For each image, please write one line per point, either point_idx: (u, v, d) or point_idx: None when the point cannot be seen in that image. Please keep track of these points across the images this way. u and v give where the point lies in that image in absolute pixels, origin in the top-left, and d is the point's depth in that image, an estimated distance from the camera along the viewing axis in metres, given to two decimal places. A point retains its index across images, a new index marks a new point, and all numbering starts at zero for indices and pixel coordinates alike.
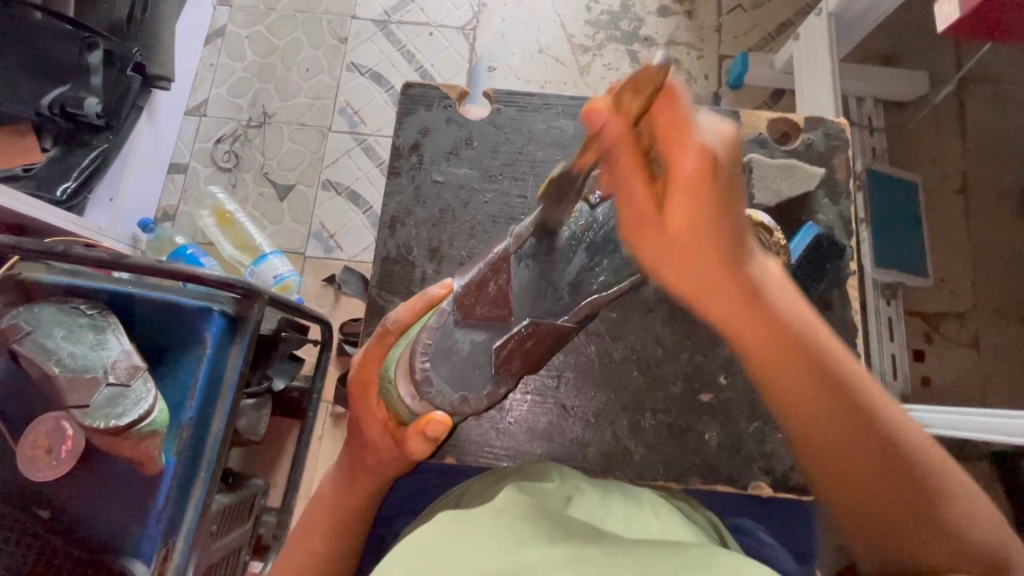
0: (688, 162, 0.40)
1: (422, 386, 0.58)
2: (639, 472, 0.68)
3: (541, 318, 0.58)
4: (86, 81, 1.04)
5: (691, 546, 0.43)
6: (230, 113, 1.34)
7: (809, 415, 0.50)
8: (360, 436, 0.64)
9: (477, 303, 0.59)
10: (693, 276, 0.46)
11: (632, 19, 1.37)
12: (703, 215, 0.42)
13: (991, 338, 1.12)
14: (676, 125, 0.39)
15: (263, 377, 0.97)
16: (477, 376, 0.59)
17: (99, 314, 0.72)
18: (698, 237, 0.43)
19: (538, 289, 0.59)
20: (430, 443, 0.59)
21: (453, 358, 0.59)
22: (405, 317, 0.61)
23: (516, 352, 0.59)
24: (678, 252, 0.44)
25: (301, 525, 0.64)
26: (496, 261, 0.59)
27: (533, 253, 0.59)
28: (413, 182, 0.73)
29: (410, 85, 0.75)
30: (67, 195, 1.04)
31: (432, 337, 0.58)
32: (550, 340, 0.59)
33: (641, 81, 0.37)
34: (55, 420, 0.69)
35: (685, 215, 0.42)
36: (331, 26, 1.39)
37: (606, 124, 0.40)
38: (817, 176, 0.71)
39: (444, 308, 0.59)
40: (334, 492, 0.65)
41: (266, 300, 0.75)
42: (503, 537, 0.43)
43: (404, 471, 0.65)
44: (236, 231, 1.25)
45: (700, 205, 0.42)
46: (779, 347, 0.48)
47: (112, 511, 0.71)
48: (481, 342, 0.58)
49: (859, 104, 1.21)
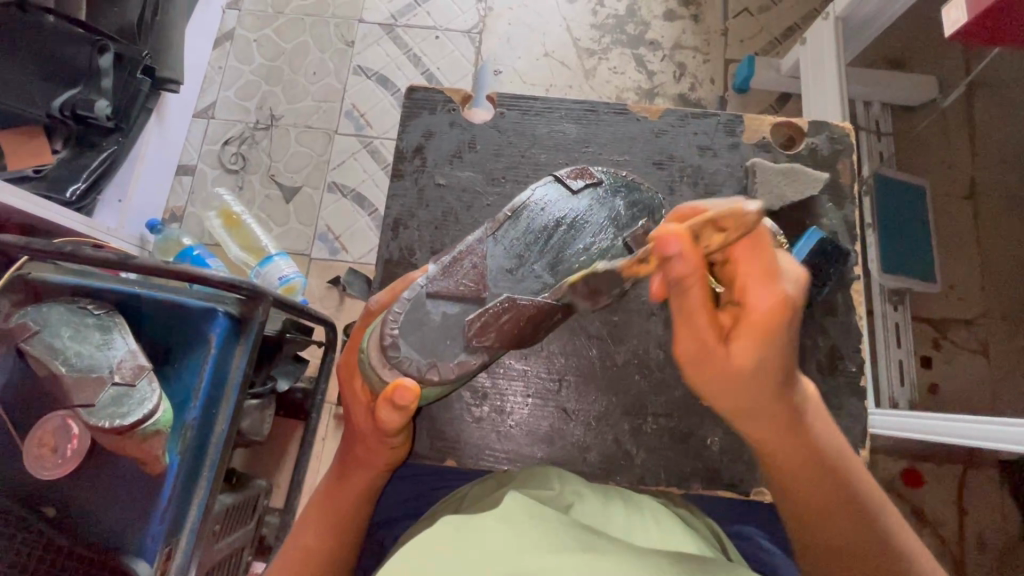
0: (759, 303, 0.46)
1: (390, 354, 0.58)
2: (640, 476, 0.67)
3: (519, 295, 0.61)
4: (97, 84, 1.06)
5: (692, 558, 0.44)
6: (238, 116, 1.35)
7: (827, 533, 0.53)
8: (352, 429, 0.64)
9: (449, 279, 0.61)
10: (739, 398, 0.50)
11: (637, 23, 1.37)
12: (765, 348, 0.47)
13: (999, 345, 1.11)
14: (756, 262, 0.46)
15: (267, 378, 0.98)
16: (448, 347, 0.60)
17: (106, 314, 0.73)
18: (757, 366, 0.48)
19: (509, 267, 0.63)
20: (400, 412, 0.57)
21: (424, 328, 0.60)
22: (384, 298, 0.64)
23: (490, 326, 0.60)
24: (738, 378, 0.49)
25: (299, 523, 0.64)
26: (473, 243, 0.63)
27: (506, 234, 0.64)
28: (416, 184, 0.73)
29: (414, 89, 0.75)
30: (77, 196, 1.05)
31: (402, 309, 0.60)
32: (529, 317, 0.61)
33: (730, 221, 0.43)
34: (62, 419, 0.70)
35: (747, 349, 0.47)
36: (338, 30, 1.40)
37: (681, 254, 0.45)
38: (822, 181, 0.71)
39: (418, 283, 0.61)
40: (332, 494, 0.64)
41: (271, 302, 0.76)
42: (502, 544, 0.43)
43: (395, 458, 0.65)
44: (243, 233, 1.27)
45: (763, 345, 0.47)
46: (807, 467, 0.53)
47: (118, 510, 0.71)
48: (453, 314, 0.60)
49: (866, 108, 1.20)
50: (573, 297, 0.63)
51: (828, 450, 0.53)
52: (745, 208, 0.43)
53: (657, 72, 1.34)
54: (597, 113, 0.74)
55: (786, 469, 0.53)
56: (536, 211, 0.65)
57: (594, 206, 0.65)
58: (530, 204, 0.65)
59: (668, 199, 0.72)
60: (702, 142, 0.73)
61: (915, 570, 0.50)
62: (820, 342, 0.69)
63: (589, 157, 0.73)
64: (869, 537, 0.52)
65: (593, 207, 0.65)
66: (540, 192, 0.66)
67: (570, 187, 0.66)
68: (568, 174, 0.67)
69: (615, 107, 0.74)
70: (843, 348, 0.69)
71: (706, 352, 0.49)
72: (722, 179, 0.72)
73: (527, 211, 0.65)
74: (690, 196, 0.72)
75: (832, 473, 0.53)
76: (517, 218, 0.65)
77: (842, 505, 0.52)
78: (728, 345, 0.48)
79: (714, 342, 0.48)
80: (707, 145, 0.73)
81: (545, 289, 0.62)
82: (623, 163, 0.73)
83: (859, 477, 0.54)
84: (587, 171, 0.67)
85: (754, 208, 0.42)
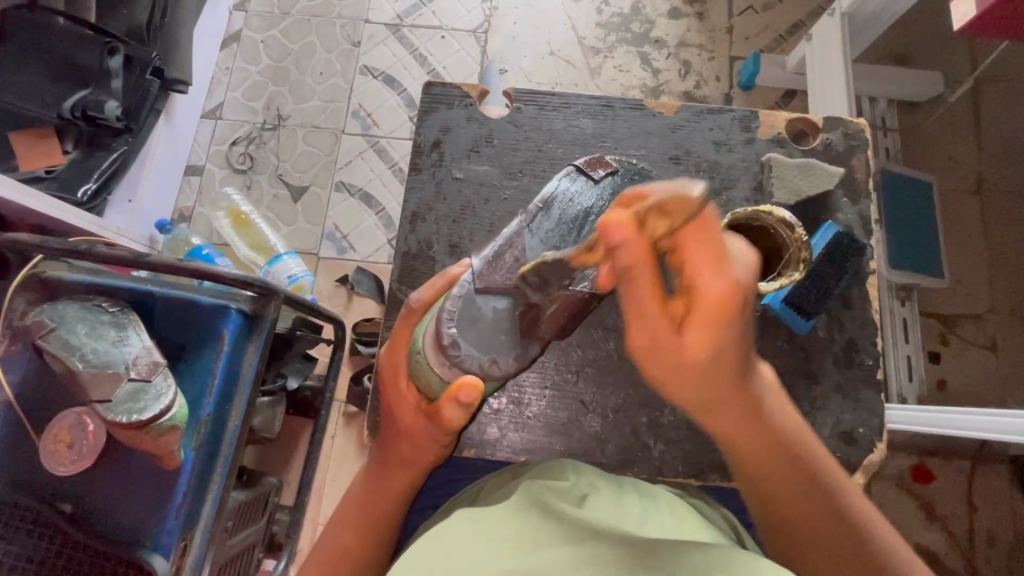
0: (712, 290, 0.45)
1: (450, 353, 0.60)
2: (657, 467, 0.68)
3: (562, 286, 0.63)
4: (107, 84, 1.07)
5: (711, 547, 0.44)
6: (247, 116, 1.36)
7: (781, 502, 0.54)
8: (395, 426, 0.64)
9: (495, 274, 0.62)
10: (700, 380, 0.52)
11: (642, 22, 1.38)
12: (716, 333, 0.48)
13: (1008, 341, 1.11)
14: (695, 256, 0.44)
15: (278, 375, 0.98)
16: (503, 342, 0.62)
17: (120, 312, 0.73)
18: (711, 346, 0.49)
19: (551, 259, 0.63)
20: (465, 408, 0.58)
21: (478, 324, 0.61)
22: (427, 295, 0.62)
23: (539, 319, 0.63)
24: (690, 360, 0.50)
25: (334, 521, 0.65)
26: (511, 236, 0.64)
27: (541, 225, 0.64)
28: (434, 178, 0.73)
29: (431, 84, 0.76)
30: (88, 196, 1.06)
31: (455, 306, 0.61)
32: (573, 307, 0.63)
33: (675, 205, 0.42)
34: (77, 417, 0.70)
35: (699, 332, 0.48)
36: (345, 30, 1.41)
37: (625, 242, 0.44)
38: (838, 176, 0.72)
39: (465, 281, 0.62)
40: (365, 491, 0.65)
41: (282, 299, 0.76)
42: (518, 543, 0.43)
43: (440, 456, 0.65)
44: (251, 232, 1.27)
45: (713, 330, 0.48)
46: (752, 440, 0.55)
47: (134, 505, 0.72)
48: (503, 309, 0.62)
49: (873, 104, 1.20)
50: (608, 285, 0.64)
51: (785, 427, 0.55)
52: (691, 190, 0.41)
53: (662, 70, 1.35)
54: (612, 108, 0.75)
55: (742, 447, 0.55)
56: (565, 204, 0.65)
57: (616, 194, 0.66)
58: (559, 196, 0.66)
59: None
60: (717, 137, 0.73)
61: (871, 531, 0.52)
62: (835, 334, 0.69)
63: (605, 152, 0.73)
64: (823, 500, 0.53)
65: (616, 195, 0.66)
66: (566, 183, 0.67)
67: (592, 178, 0.67)
68: (587, 164, 0.68)
69: (630, 102, 0.75)
70: (858, 341, 0.69)
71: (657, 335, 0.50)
72: (737, 173, 0.72)
73: (556, 204, 0.66)
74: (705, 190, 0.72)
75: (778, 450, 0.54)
76: (548, 211, 0.66)
77: (805, 480, 0.54)
78: (681, 330, 0.49)
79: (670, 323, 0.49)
80: (722, 140, 0.73)
81: (585, 279, 0.63)
82: (639, 157, 0.73)
83: (814, 445, 0.56)
84: (604, 160, 0.68)
85: (701, 190, 0.41)
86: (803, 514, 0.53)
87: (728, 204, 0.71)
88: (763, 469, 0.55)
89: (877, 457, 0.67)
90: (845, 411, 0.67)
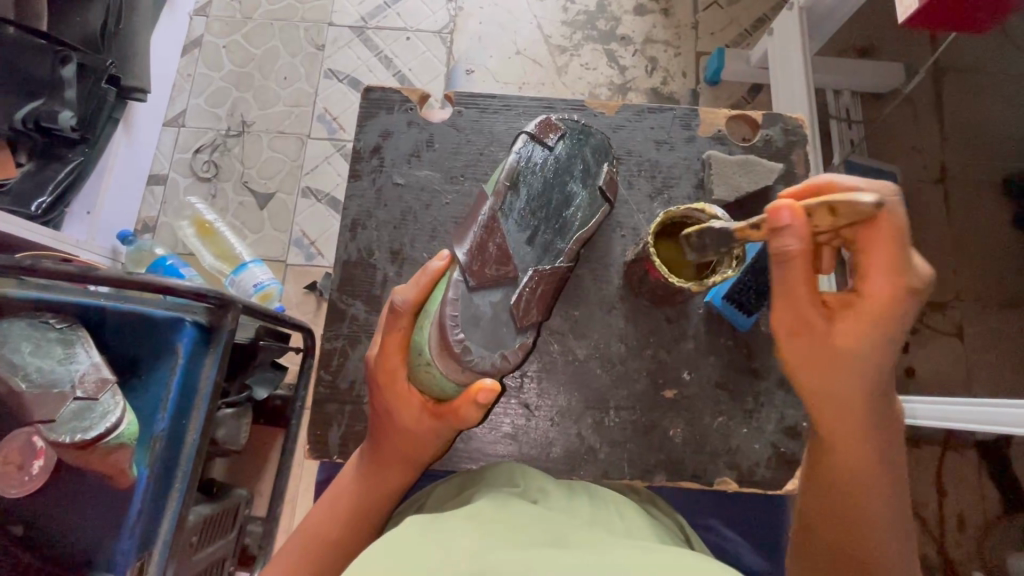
0: (875, 280, 0.47)
1: (463, 359, 0.57)
2: (604, 470, 0.67)
3: (543, 267, 0.63)
4: (61, 94, 1.03)
5: (658, 548, 0.45)
6: (209, 122, 1.34)
7: (867, 527, 0.53)
8: (393, 427, 0.60)
9: (484, 267, 0.59)
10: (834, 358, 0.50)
11: (609, 19, 1.38)
12: (873, 332, 0.48)
13: (974, 328, 1.12)
14: (879, 251, 0.46)
15: (242, 386, 0.98)
16: (507, 333, 0.60)
17: (69, 328, 0.72)
18: (862, 334, 0.49)
19: (528, 240, 0.63)
20: (483, 410, 0.57)
21: (481, 323, 0.58)
22: (413, 295, 0.57)
23: (532, 303, 0.61)
24: (842, 359, 0.50)
25: (305, 516, 0.63)
26: (488, 223, 0.61)
27: (514, 207, 0.63)
28: (374, 184, 0.73)
29: (371, 89, 0.75)
30: (42, 210, 1.02)
31: (456, 309, 0.57)
32: (555, 282, 0.64)
33: (845, 208, 0.43)
34: (25, 438, 0.67)
35: (854, 329, 0.49)
36: (308, 34, 1.39)
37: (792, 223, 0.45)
38: (776, 171, 0.71)
39: (457, 280, 0.58)
40: (346, 485, 0.62)
41: (240, 309, 0.75)
42: (472, 543, 0.42)
43: (439, 453, 0.64)
44: (216, 241, 1.25)
45: (865, 324, 0.48)
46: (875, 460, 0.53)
47: (87, 526, 0.70)
48: (499, 301, 0.60)
49: (836, 96, 1.24)
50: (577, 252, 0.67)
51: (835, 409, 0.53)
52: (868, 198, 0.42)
53: (629, 68, 1.34)
54: (554, 109, 0.75)
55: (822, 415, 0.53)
56: (531, 179, 0.64)
57: (570, 156, 0.67)
58: (524, 171, 0.64)
59: (625, 193, 0.72)
60: (658, 136, 0.73)
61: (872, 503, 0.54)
62: None
63: None
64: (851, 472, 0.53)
65: (571, 161, 0.66)
66: (526, 156, 0.64)
67: (546, 145, 0.66)
68: (538, 130, 0.66)
69: (572, 103, 0.75)
70: None
71: (806, 325, 0.50)
72: (678, 172, 0.72)
73: (523, 180, 0.64)
74: (646, 190, 0.72)
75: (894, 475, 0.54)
76: (517, 189, 0.64)
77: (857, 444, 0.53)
78: (832, 323, 0.50)
79: (810, 314, 0.49)
80: (664, 139, 0.73)
81: (561, 252, 0.64)
82: None
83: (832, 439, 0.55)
84: (553, 122, 0.67)
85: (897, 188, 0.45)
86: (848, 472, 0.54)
87: (669, 203, 0.72)
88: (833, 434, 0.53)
89: None
90: (790, 406, 0.68)
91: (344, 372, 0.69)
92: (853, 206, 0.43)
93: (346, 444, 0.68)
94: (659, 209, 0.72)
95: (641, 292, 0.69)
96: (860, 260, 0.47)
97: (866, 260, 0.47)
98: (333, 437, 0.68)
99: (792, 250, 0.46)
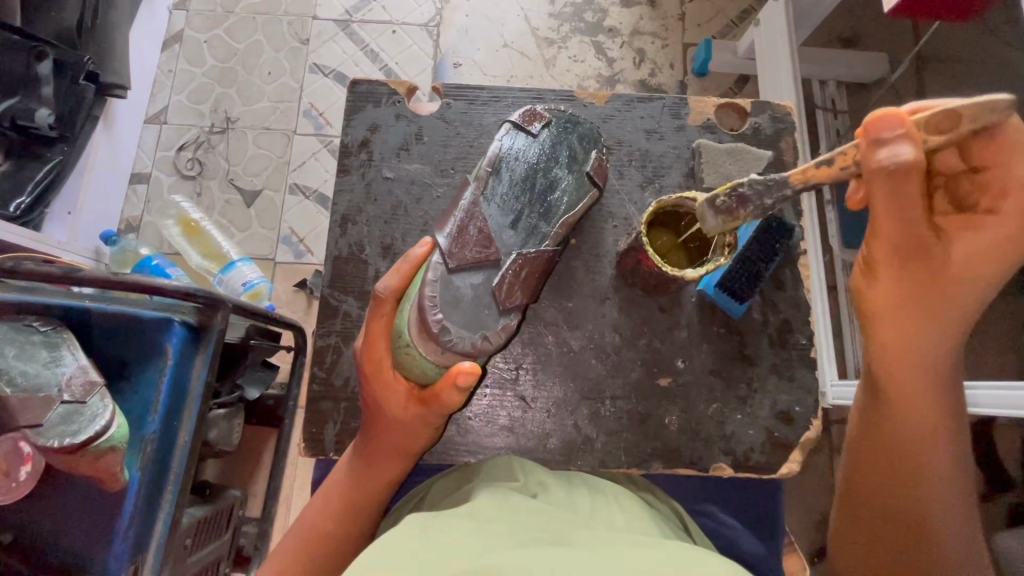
0: (1007, 207, 0.49)
1: (442, 339, 0.56)
2: (601, 460, 0.67)
3: (527, 249, 0.62)
4: (37, 92, 1.01)
5: (662, 545, 0.45)
6: (192, 119, 1.31)
7: (932, 451, 0.57)
8: (381, 419, 0.60)
9: (464, 250, 0.59)
10: (953, 284, 0.53)
11: (595, 10, 1.37)
12: (994, 257, 0.51)
13: None
14: (1019, 167, 0.48)
15: (233, 386, 0.97)
16: (488, 316, 0.59)
17: (53, 330, 0.70)
18: (974, 259, 0.51)
19: (511, 224, 0.62)
20: (464, 393, 0.56)
21: (461, 304, 0.58)
22: (394, 282, 0.58)
23: (516, 285, 0.60)
24: (954, 285, 0.53)
25: (302, 514, 0.63)
26: (469, 208, 0.61)
27: (495, 192, 0.63)
28: (363, 179, 0.72)
29: (357, 82, 0.74)
30: (22, 210, 1.00)
31: (435, 290, 0.57)
32: (542, 268, 0.62)
33: (969, 113, 0.46)
34: (12, 442, 0.65)
35: (972, 254, 0.51)
36: (292, 28, 1.37)
37: (896, 130, 0.46)
38: (765, 159, 0.72)
39: (436, 263, 0.58)
40: (342, 482, 0.62)
41: (229, 308, 0.74)
42: (469, 543, 0.42)
43: (428, 444, 0.62)
44: (203, 240, 1.23)
45: (988, 254, 0.51)
46: (941, 393, 0.57)
47: (80, 531, 0.69)
48: (479, 284, 0.59)
49: (822, 87, 1.22)
50: (564, 237, 0.65)
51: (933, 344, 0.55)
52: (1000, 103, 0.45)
53: (617, 59, 1.34)
54: (543, 100, 0.74)
55: (913, 352, 0.55)
56: (513, 164, 0.64)
57: (556, 143, 0.66)
58: (506, 157, 0.64)
59: (616, 183, 0.72)
60: (648, 126, 0.73)
61: (936, 442, 0.57)
62: (770, 316, 0.70)
63: None
64: (930, 410, 0.57)
65: (556, 147, 0.66)
66: (507, 143, 0.65)
67: (530, 133, 0.66)
68: (523, 119, 0.66)
69: (561, 94, 0.74)
70: (793, 323, 0.70)
71: (923, 245, 0.51)
72: (668, 161, 0.72)
73: (505, 165, 0.64)
74: (637, 179, 0.72)
75: (955, 416, 0.58)
76: (498, 174, 0.64)
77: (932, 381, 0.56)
78: (950, 249, 0.52)
79: (922, 234, 0.50)
80: (653, 128, 0.73)
81: (546, 237, 0.63)
82: None
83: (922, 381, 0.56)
84: (537, 111, 0.67)
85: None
86: (925, 409, 0.57)
87: (660, 192, 0.72)
88: (915, 369, 0.56)
89: (815, 434, 0.68)
90: (782, 392, 0.69)
91: (338, 369, 0.68)
92: (988, 106, 0.45)
93: (341, 441, 0.67)
94: (650, 198, 0.72)
95: (635, 281, 0.70)
96: (990, 182, 0.49)
97: (997, 182, 0.49)
98: (328, 434, 0.67)
99: (919, 160, 0.46)
